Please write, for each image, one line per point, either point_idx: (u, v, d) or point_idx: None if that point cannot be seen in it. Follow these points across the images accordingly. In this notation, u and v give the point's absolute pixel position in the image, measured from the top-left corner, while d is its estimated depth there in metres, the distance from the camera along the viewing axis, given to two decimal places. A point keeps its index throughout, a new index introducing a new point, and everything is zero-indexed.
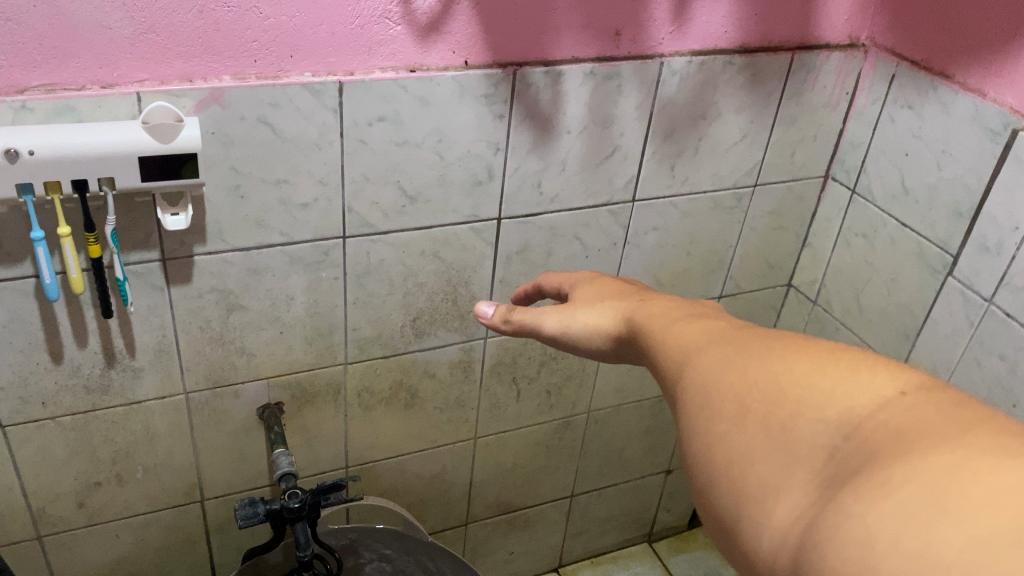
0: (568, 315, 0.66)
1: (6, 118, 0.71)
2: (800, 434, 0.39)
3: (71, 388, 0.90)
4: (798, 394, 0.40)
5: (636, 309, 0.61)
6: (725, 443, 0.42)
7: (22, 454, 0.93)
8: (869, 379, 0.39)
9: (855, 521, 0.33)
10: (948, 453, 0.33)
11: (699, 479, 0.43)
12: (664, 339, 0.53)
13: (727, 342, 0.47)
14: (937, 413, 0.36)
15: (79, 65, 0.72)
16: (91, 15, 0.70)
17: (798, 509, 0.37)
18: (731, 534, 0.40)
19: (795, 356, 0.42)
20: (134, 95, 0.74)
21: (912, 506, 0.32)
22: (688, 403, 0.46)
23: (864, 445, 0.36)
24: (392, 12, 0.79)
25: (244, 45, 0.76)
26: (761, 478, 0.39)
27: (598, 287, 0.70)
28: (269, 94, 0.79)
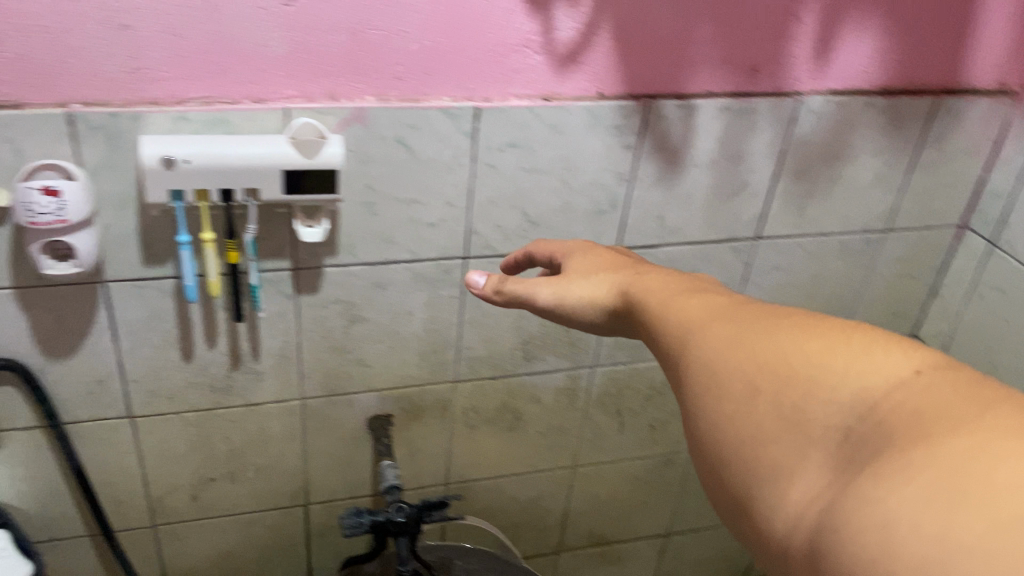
0: (562, 286, 0.63)
1: (165, 127, 0.75)
2: (813, 415, 0.39)
3: (197, 385, 0.94)
4: (810, 373, 0.40)
5: (635, 283, 0.58)
6: (731, 421, 0.42)
7: (146, 445, 0.97)
8: (882, 359, 0.39)
9: (879, 506, 0.34)
10: (969, 437, 0.34)
11: (708, 455, 0.43)
12: (664, 312, 0.52)
13: (731, 318, 0.47)
14: (953, 394, 0.36)
15: (235, 79, 0.75)
16: (250, 33, 0.73)
17: (814, 489, 0.38)
18: (743, 512, 0.41)
19: (803, 334, 0.42)
20: (283, 110, 0.77)
21: (936, 488, 0.33)
22: (691, 378, 0.46)
23: (880, 426, 0.37)
24: (532, 41, 0.80)
25: (389, 67, 0.78)
26: (771, 458, 0.40)
27: (593, 256, 0.67)
28: (409, 116, 0.81)
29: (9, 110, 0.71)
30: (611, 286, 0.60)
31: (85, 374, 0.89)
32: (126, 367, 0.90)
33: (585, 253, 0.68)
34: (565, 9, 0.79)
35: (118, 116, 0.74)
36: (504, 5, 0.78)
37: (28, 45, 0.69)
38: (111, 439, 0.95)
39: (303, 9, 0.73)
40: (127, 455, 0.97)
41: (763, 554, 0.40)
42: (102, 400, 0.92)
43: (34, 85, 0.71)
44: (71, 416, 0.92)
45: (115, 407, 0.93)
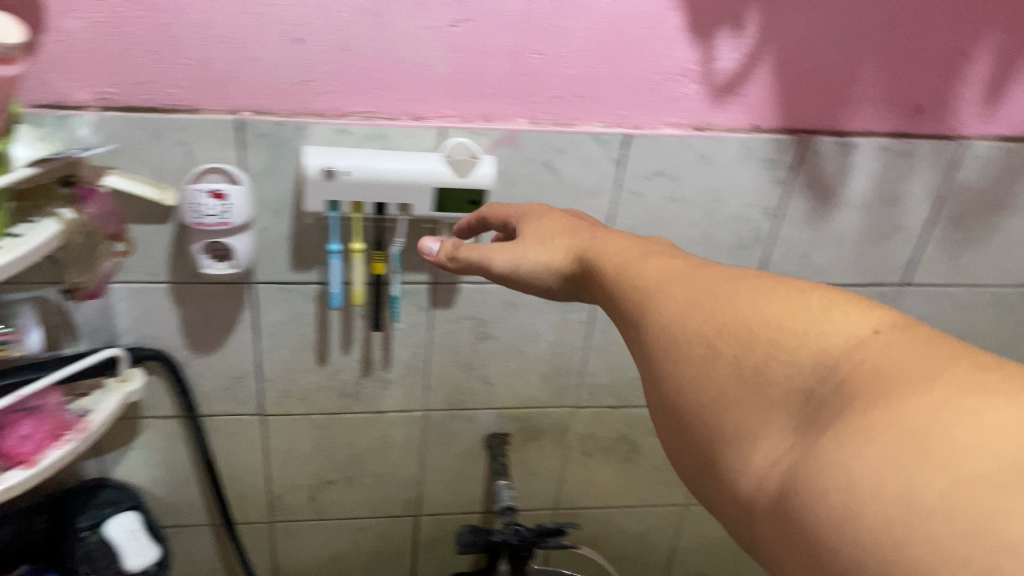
0: (519, 252, 0.63)
1: (327, 137, 0.77)
2: (773, 377, 0.38)
3: (328, 389, 0.96)
4: (773, 335, 0.39)
5: (590, 248, 0.59)
6: (698, 387, 0.42)
7: (273, 443, 0.99)
8: (843, 319, 0.38)
9: (837, 467, 0.33)
10: (929, 394, 0.33)
11: (679, 420, 0.43)
12: (630, 283, 0.52)
13: (695, 285, 0.47)
14: (914, 350, 0.35)
15: (396, 96, 0.77)
16: (416, 52, 0.75)
17: (781, 453, 0.37)
18: (715, 475, 0.41)
19: (765, 298, 0.42)
20: (439, 128, 0.79)
21: (895, 445, 0.31)
22: (658, 348, 0.46)
23: (840, 386, 0.36)
24: (691, 71, 0.79)
25: (545, 90, 0.79)
26: (737, 422, 0.39)
27: (544, 220, 0.66)
28: (559, 139, 0.81)
29: (185, 114, 0.75)
30: (568, 245, 0.61)
31: (225, 370, 0.92)
32: (263, 366, 0.93)
33: (539, 216, 0.68)
34: (728, 38, 0.78)
35: (283, 125, 0.76)
36: (667, 32, 0.77)
37: (209, 54, 0.73)
38: (240, 434, 0.98)
39: (469, 30, 0.74)
40: (254, 452, 1.00)
41: (734, 515, 0.40)
42: (237, 396, 0.95)
43: (211, 92, 0.75)
44: (208, 409, 0.95)
45: (248, 404, 0.96)
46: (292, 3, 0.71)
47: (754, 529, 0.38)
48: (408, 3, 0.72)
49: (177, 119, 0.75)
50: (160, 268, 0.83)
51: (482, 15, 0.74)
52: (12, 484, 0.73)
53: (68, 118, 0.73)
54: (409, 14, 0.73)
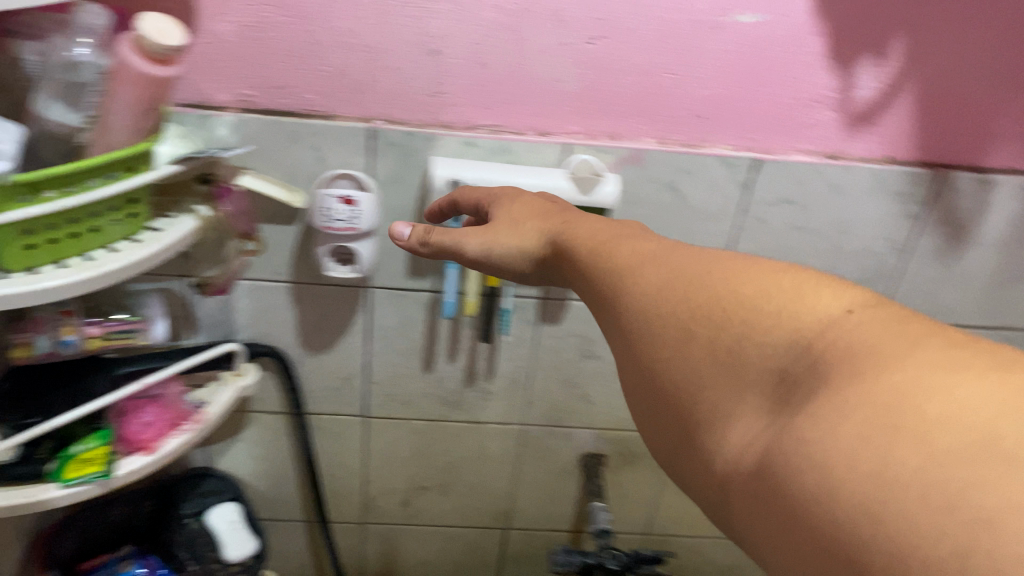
0: (491, 237, 0.60)
1: (453, 149, 0.79)
2: (748, 357, 0.40)
3: (430, 396, 0.97)
4: (748, 317, 0.40)
5: (564, 231, 0.58)
6: (679, 371, 0.43)
7: (373, 445, 1.00)
8: (814, 300, 0.39)
9: (817, 448, 0.34)
10: (899, 369, 0.34)
11: (660, 399, 0.45)
12: (606, 265, 0.52)
13: (671, 267, 0.47)
14: (884, 328, 0.36)
15: (525, 110, 0.78)
16: (549, 68, 0.75)
17: (761, 433, 0.38)
18: (698, 453, 0.42)
19: (738, 280, 0.43)
20: (563, 145, 0.79)
21: (873, 424, 0.33)
22: (638, 333, 0.47)
23: (816, 366, 0.37)
24: (828, 98, 0.77)
25: (675, 110, 0.78)
26: (718, 403, 0.41)
27: (521, 203, 0.63)
28: (685, 160, 0.80)
29: (320, 119, 0.77)
30: (546, 227, 0.59)
31: (334, 371, 0.94)
32: (371, 370, 0.94)
33: (511, 199, 0.64)
34: (869, 66, 0.75)
35: (413, 135, 0.79)
36: (807, 58, 0.75)
37: (348, 61, 0.75)
38: (342, 434, 0.99)
39: (604, 48, 0.74)
40: (354, 453, 1.01)
41: (717, 490, 0.41)
42: (343, 397, 0.96)
43: (346, 98, 0.77)
44: (313, 407, 0.97)
45: (352, 405, 0.97)
46: (432, 15, 0.72)
47: (737, 504, 0.40)
48: (546, 19, 0.73)
49: (313, 124, 0.77)
50: (281, 268, 0.85)
51: (618, 33, 0.73)
52: (133, 469, 0.78)
53: (210, 118, 0.75)
54: (545, 30, 0.73)
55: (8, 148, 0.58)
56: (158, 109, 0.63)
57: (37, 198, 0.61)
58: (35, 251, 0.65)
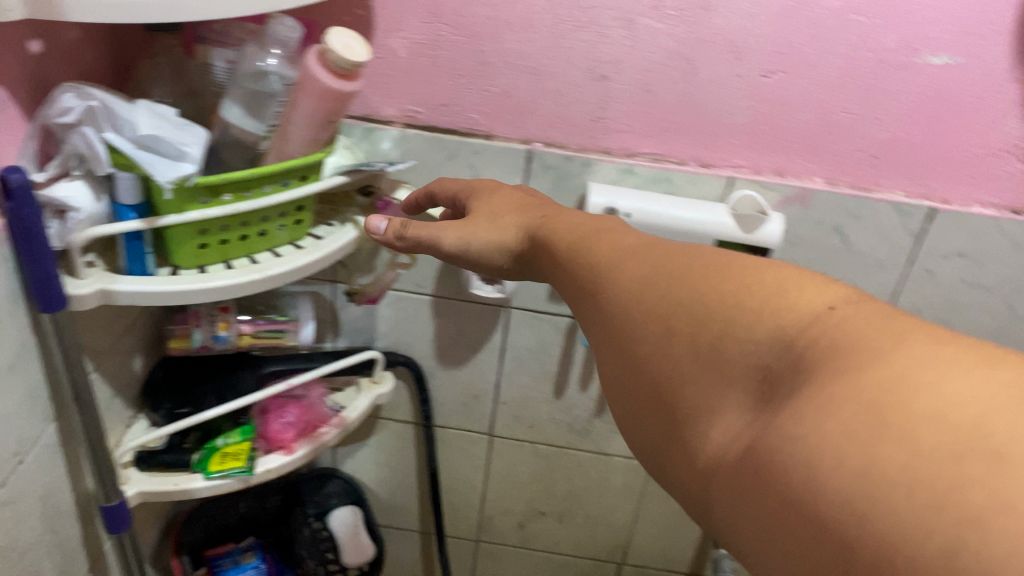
0: (468, 231, 0.59)
1: (611, 176, 0.78)
2: (731, 353, 0.38)
3: (558, 422, 0.95)
4: (732, 313, 0.39)
5: (542, 225, 0.57)
6: (663, 366, 0.41)
7: (495, 465, 1.00)
8: (798, 297, 0.38)
9: (799, 444, 0.32)
10: (881, 366, 0.32)
11: (639, 398, 0.43)
12: (583, 263, 0.50)
13: (655, 265, 0.45)
14: (871, 325, 0.35)
15: (689, 141, 0.76)
16: (719, 99, 0.73)
17: (741, 428, 0.37)
18: (676, 447, 0.40)
19: (723, 276, 0.41)
20: (727, 178, 0.77)
21: (855, 422, 0.31)
22: (620, 328, 0.45)
23: (800, 362, 0.35)
24: (1018, 148, 0.72)
25: (847, 151, 0.74)
26: (699, 396, 0.39)
27: (501, 197, 0.62)
28: (855, 204, 0.77)
29: (482, 138, 0.78)
30: (526, 221, 0.59)
31: (465, 387, 0.94)
32: (502, 390, 0.93)
33: (489, 193, 0.64)
34: None
35: (572, 160, 0.78)
36: (1000, 106, 0.70)
37: (515, 82, 0.75)
38: (466, 451, 0.99)
39: (779, 83, 0.72)
40: (475, 470, 1.01)
41: (693, 484, 0.40)
42: (471, 414, 0.96)
43: (508, 119, 0.77)
44: (441, 421, 0.97)
45: (479, 423, 0.96)
46: (604, 40, 0.71)
47: (712, 498, 0.38)
48: (722, 50, 0.71)
49: (473, 143, 0.78)
50: (426, 282, 0.86)
51: (796, 67, 0.71)
52: (272, 468, 0.79)
53: (375, 131, 0.78)
54: (719, 61, 0.71)
55: (196, 152, 0.60)
56: (334, 123, 0.65)
57: (215, 199, 0.64)
58: (207, 250, 0.68)
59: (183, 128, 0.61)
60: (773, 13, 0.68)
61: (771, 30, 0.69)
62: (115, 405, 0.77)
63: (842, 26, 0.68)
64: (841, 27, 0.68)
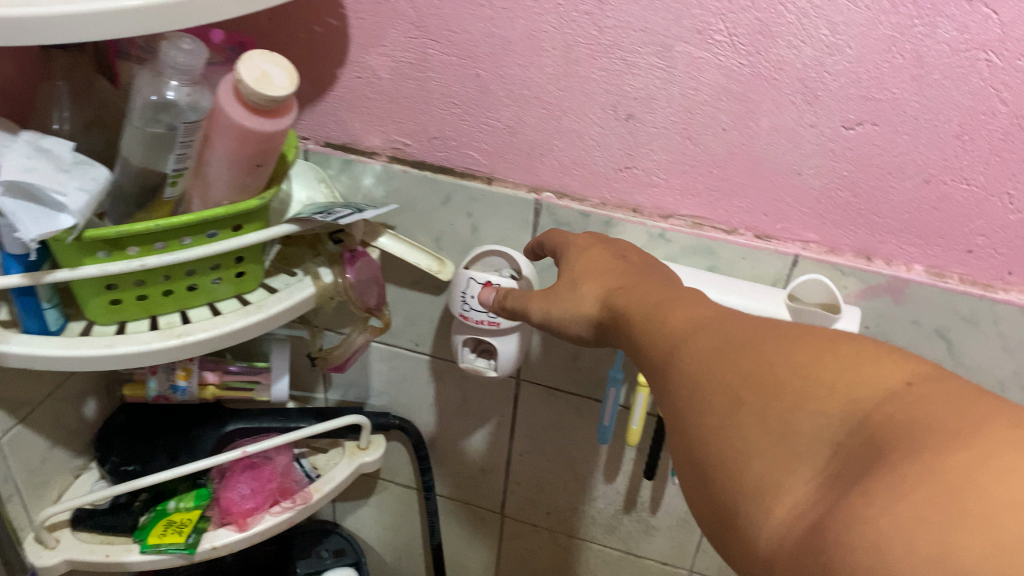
0: (550, 299, 0.50)
1: (639, 241, 0.62)
2: (798, 425, 0.30)
3: (580, 513, 0.79)
4: (805, 380, 0.30)
5: (621, 297, 0.45)
6: (719, 440, 0.32)
7: (511, 548, 0.86)
8: (871, 363, 0.30)
9: (856, 529, 0.25)
10: (956, 447, 0.25)
11: (697, 475, 0.33)
12: (653, 332, 0.40)
13: (720, 331, 0.36)
14: (958, 399, 0.27)
15: (744, 205, 0.58)
16: (783, 153, 0.55)
17: (795, 511, 0.28)
18: (729, 538, 0.31)
19: (796, 342, 0.32)
20: (792, 257, 0.59)
21: (928, 507, 0.24)
22: (679, 404, 0.35)
23: (872, 441, 0.27)
24: None
25: (962, 233, 0.54)
26: (758, 477, 0.30)
27: (592, 259, 0.51)
28: (968, 306, 0.56)
29: (481, 182, 0.64)
30: (606, 289, 0.47)
31: (474, 459, 0.80)
32: (516, 469, 0.79)
33: (580, 250, 0.52)
34: None
35: (589, 217, 0.62)
36: None
37: (521, 117, 0.59)
38: (477, 527, 0.86)
39: (868, 138, 0.53)
40: (488, 548, 0.87)
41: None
42: (481, 488, 0.82)
43: (514, 162, 0.62)
44: (447, 491, 0.84)
45: (492, 500, 0.83)
46: (632, 70, 0.54)
47: None
48: (790, 89, 0.52)
49: (470, 187, 0.64)
50: (423, 340, 0.73)
51: (894, 119, 0.51)
52: (218, 546, 0.68)
53: (353, 164, 0.66)
54: (785, 105, 0.53)
55: (77, 201, 0.48)
56: (266, 166, 0.53)
57: (117, 253, 0.53)
58: (122, 305, 0.56)
59: (70, 170, 0.49)
60: (863, 45, 0.49)
61: (857, 67, 0.50)
62: (55, 457, 0.68)
63: (964, 67, 0.48)
64: (962, 68, 0.48)
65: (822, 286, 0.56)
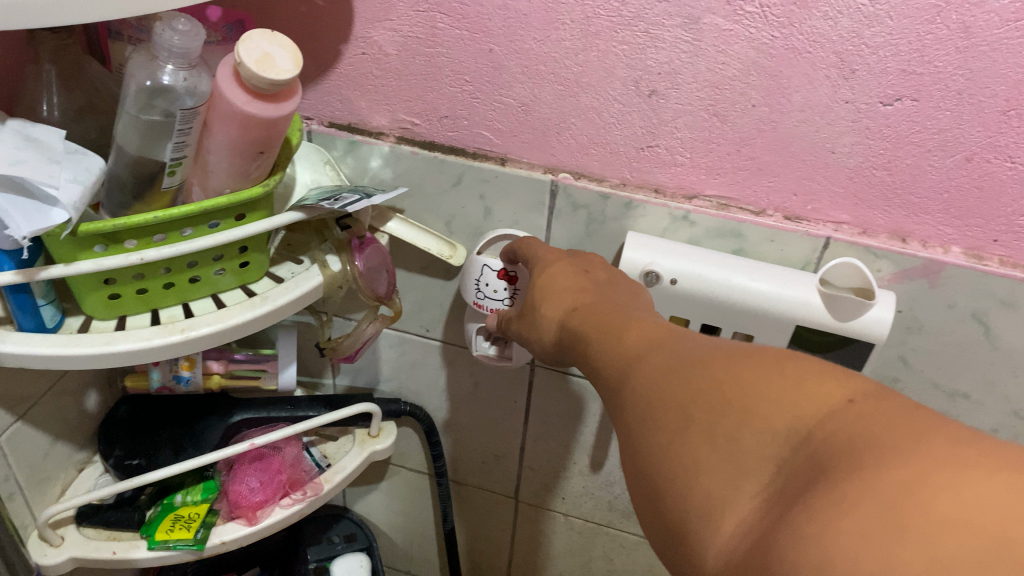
0: (524, 328, 0.49)
1: (660, 224, 0.59)
2: (743, 440, 0.27)
3: (595, 498, 0.77)
4: (749, 397, 0.28)
5: (581, 311, 0.43)
6: (667, 457, 0.30)
7: (524, 532, 0.84)
8: (812, 379, 0.27)
9: (802, 548, 0.23)
10: (897, 464, 0.23)
11: (648, 494, 0.31)
12: (607, 350, 0.38)
13: (673, 351, 0.33)
14: (900, 417, 0.25)
15: (772, 185, 0.55)
16: (816, 131, 0.52)
17: (741, 530, 0.26)
18: (678, 559, 0.29)
19: (741, 359, 0.30)
20: (823, 239, 0.56)
21: (871, 527, 0.22)
22: (629, 421, 0.33)
23: (817, 459, 0.25)
24: None
25: (1003, 214, 0.51)
26: (704, 495, 0.28)
27: (553, 277, 0.48)
28: (1007, 289, 0.53)
29: (494, 163, 0.61)
30: (566, 310, 0.45)
31: (486, 445, 0.79)
32: (529, 455, 0.77)
33: (546, 266, 0.50)
34: None
35: (608, 199, 0.59)
36: None
37: (536, 94, 0.56)
38: (490, 511, 0.84)
39: (907, 114, 0.49)
40: (501, 531, 0.86)
41: None
42: (493, 473, 0.81)
43: (528, 141, 0.59)
44: (459, 475, 0.83)
45: (504, 485, 0.81)
46: (656, 44, 0.51)
47: None
48: (824, 63, 0.49)
49: (482, 168, 0.61)
50: (434, 326, 0.71)
51: (936, 93, 0.48)
52: (228, 540, 0.66)
53: (359, 145, 0.63)
54: (818, 80, 0.50)
55: (70, 194, 0.45)
56: (269, 153, 0.50)
57: (115, 246, 0.50)
58: (121, 300, 0.53)
59: (61, 160, 0.46)
60: (905, 16, 0.46)
61: (898, 39, 0.47)
62: (57, 452, 0.66)
63: (1014, 38, 0.45)
64: (1012, 38, 0.45)
65: (833, 265, 0.53)
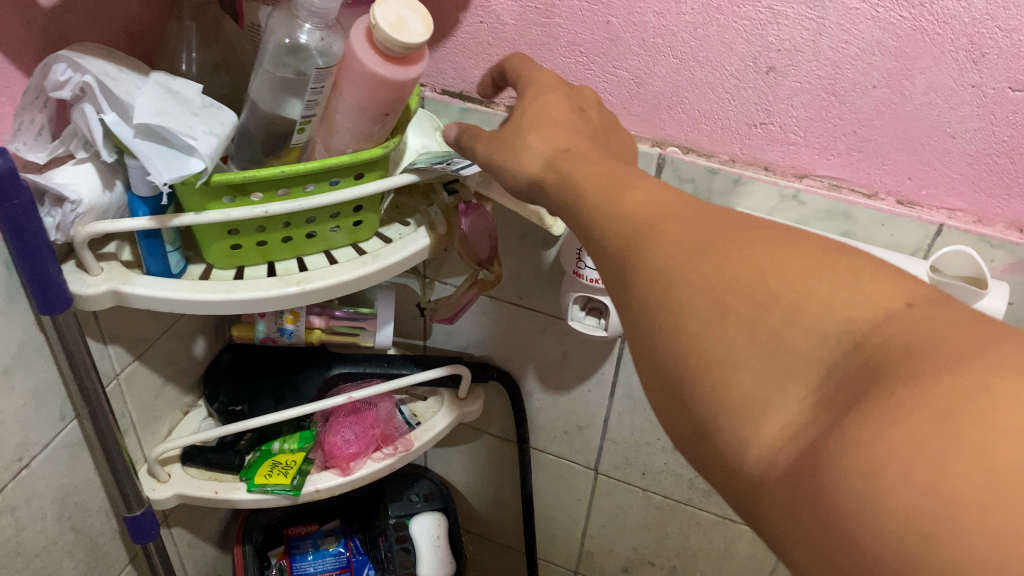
0: (494, 148, 0.43)
1: (768, 202, 0.59)
2: (788, 341, 0.26)
3: (676, 474, 0.78)
4: (801, 296, 0.27)
5: (568, 157, 0.38)
6: (700, 350, 0.28)
7: (601, 503, 0.85)
8: (867, 283, 0.27)
9: (854, 453, 0.24)
10: (957, 373, 0.23)
11: (670, 386, 0.29)
12: (602, 204, 0.34)
13: (698, 229, 0.31)
14: (959, 325, 0.25)
15: (888, 168, 0.55)
16: (939, 115, 0.51)
17: (787, 431, 0.26)
18: (704, 453, 0.28)
19: (785, 249, 0.29)
20: (935, 227, 0.55)
21: (925, 436, 0.22)
22: (647, 304, 0.31)
23: (871, 365, 0.25)
24: None
25: None
26: (743, 393, 0.27)
27: (545, 107, 0.43)
28: None
29: None
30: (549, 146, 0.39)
31: (570, 415, 0.80)
32: (613, 428, 0.78)
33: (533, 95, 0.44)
34: None
35: (716, 175, 0.59)
36: None
37: (651, 68, 0.56)
38: (568, 480, 0.86)
39: None
40: (578, 501, 0.87)
41: (729, 493, 0.28)
42: (574, 443, 0.82)
43: (639, 114, 0.59)
44: (539, 443, 0.84)
45: (584, 456, 0.82)
46: (778, 20, 0.51)
47: (750, 511, 0.28)
48: (953, 46, 0.48)
49: None
50: (527, 294, 0.72)
51: None
52: (322, 488, 0.69)
53: (468, 113, 0.64)
54: (946, 62, 0.49)
55: (207, 144, 0.47)
56: (393, 115, 0.51)
57: (241, 198, 0.52)
58: (242, 252, 0.56)
59: (200, 113, 0.48)
60: None
61: None
62: (166, 393, 0.70)
63: None
64: None
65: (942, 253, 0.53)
